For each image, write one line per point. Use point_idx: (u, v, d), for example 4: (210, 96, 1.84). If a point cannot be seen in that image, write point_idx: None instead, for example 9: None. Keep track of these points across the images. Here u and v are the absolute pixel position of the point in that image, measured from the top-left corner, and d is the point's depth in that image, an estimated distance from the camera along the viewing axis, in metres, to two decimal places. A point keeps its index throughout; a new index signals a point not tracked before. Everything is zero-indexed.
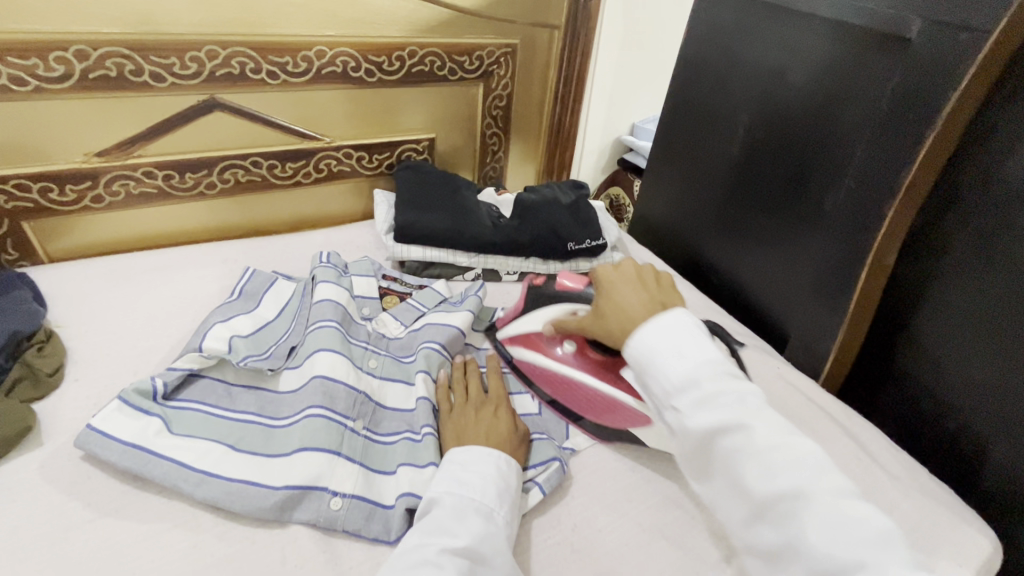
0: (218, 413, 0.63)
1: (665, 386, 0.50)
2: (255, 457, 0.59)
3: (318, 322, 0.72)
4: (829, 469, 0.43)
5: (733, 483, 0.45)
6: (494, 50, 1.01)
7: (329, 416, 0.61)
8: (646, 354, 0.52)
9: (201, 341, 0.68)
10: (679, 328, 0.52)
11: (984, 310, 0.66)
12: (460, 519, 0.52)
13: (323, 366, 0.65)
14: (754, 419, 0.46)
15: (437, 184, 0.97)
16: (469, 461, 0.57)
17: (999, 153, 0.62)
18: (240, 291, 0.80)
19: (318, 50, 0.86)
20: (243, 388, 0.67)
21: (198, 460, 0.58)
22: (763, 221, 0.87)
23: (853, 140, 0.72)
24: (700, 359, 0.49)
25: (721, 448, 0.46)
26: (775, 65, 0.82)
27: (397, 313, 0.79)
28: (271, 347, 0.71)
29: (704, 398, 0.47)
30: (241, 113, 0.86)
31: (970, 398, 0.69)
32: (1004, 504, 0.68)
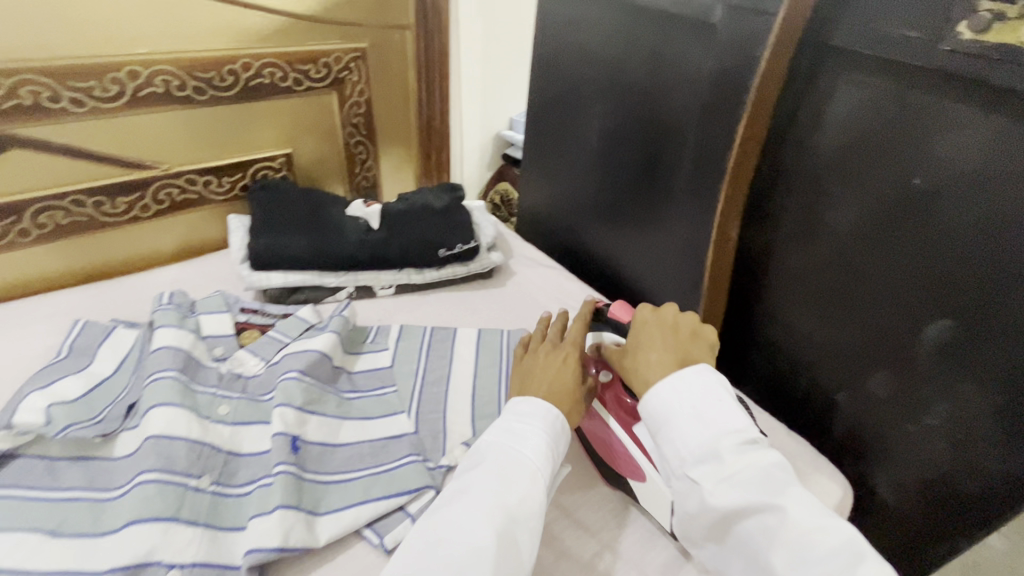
0: (36, 496, 0.56)
1: (682, 454, 0.50)
2: (79, 540, 0.52)
3: (154, 373, 0.65)
4: (865, 557, 0.42)
5: (755, 563, 0.46)
6: (341, 56, 0.96)
7: (165, 479, 0.55)
8: (663, 412, 0.52)
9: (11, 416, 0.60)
10: (697, 388, 0.51)
11: (818, 273, 0.70)
12: (507, 478, 0.51)
13: (160, 422, 0.59)
14: (779, 500, 0.45)
15: (297, 202, 0.91)
16: (527, 414, 0.56)
17: (808, 126, 0.66)
18: (69, 349, 0.71)
19: (130, 70, 0.78)
20: (70, 461, 0.60)
21: (6, 557, 0.50)
22: (627, 207, 0.89)
23: (687, 123, 0.75)
24: (716, 426, 0.49)
25: (743, 529, 0.46)
26: (614, 54, 0.83)
27: (256, 349, 0.74)
28: (103, 409, 0.64)
29: (725, 475, 0.47)
30: (44, 149, 0.76)
31: (817, 355, 0.73)
32: (853, 449, 0.73)
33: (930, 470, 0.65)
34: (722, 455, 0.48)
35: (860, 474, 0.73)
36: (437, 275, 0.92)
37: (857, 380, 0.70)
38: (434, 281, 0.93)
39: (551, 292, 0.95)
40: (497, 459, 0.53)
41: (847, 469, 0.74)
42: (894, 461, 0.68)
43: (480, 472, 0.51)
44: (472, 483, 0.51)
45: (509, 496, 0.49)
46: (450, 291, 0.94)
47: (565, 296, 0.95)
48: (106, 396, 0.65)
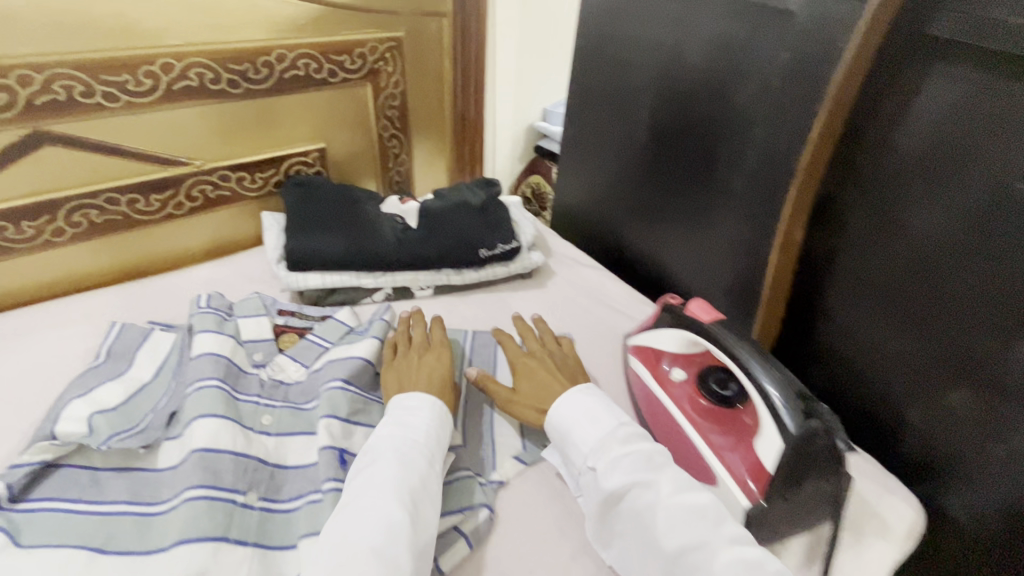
0: (81, 510, 0.54)
1: (581, 450, 0.57)
2: (127, 559, 0.51)
3: (196, 381, 0.62)
4: (726, 519, 0.49)
5: (642, 540, 0.50)
6: (376, 45, 0.92)
7: (212, 495, 0.53)
8: (565, 423, 0.59)
9: (53, 425, 0.58)
10: (587, 398, 0.61)
11: (890, 280, 0.66)
12: (404, 459, 0.54)
13: (204, 434, 0.57)
14: (656, 475, 0.52)
15: (332, 199, 0.88)
16: (413, 407, 0.60)
17: (890, 122, 0.61)
18: (107, 354, 0.69)
19: (164, 63, 0.75)
20: (113, 473, 0.58)
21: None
22: (677, 206, 0.85)
23: (751, 119, 0.70)
24: (607, 426, 0.57)
25: (626, 506, 0.51)
26: (670, 43, 0.78)
27: (295, 354, 0.72)
28: (145, 417, 0.62)
29: (614, 461, 0.54)
30: (78, 145, 0.73)
31: (885, 366, 0.69)
32: (924, 467, 0.68)
33: (1010, 494, 0.60)
34: (611, 444, 0.55)
35: (932, 496, 0.69)
36: (476, 276, 0.89)
37: (932, 396, 0.65)
38: (473, 282, 0.89)
39: (593, 293, 0.91)
40: (391, 441, 0.56)
41: (916, 489, 0.70)
42: (972, 485, 0.64)
43: (382, 452, 0.55)
44: (372, 460, 0.54)
45: (412, 473, 0.53)
46: (488, 291, 0.90)
47: (608, 298, 0.90)
48: (147, 403, 0.63)
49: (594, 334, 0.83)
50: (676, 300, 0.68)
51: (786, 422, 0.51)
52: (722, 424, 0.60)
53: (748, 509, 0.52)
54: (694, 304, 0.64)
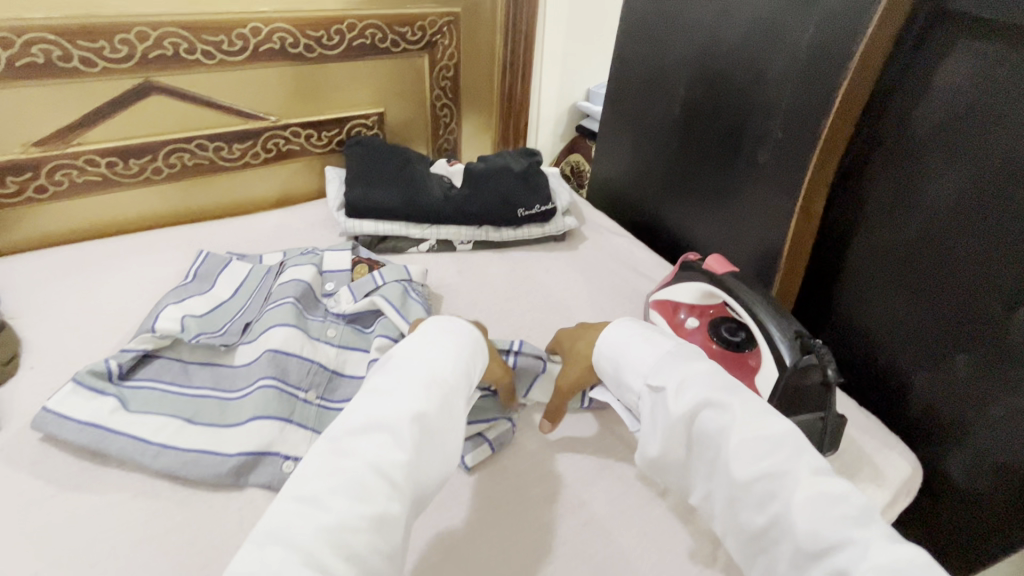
0: (175, 390, 0.65)
1: (639, 372, 0.58)
2: (210, 428, 0.61)
3: (276, 300, 0.73)
4: (806, 450, 0.47)
5: (716, 460, 0.49)
6: (435, 19, 1.01)
7: (280, 387, 0.63)
8: (620, 347, 0.62)
9: (154, 321, 0.69)
10: (638, 330, 0.62)
11: (907, 249, 0.69)
12: (427, 389, 0.49)
13: (279, 336, 0.67)
14: (734, 398, 0.51)
15: (387, 156, 0.98)
16: (453, 332, 0.57)
17: (913, 97, 0.64)
18: (194, 275, 0.80)
19: (253, 27, 0.85)
20: (199, 365, 0.69)
21: (153, 435, 0.60)
22: (705, 178, 0.89)
23: (780, 93, 0.75)
24: (666, 349, 0.58)
25: (698, 426, 0.51)
26: (708, 20, 0.83)
27: (354, 287, 0.76)
28: (226, 324, 0.72)
29: (682, 383, 0.53)
30: (179, 95, 0.85)
31: (896, 333, 0.72)
32: (928, 431, 0.71)
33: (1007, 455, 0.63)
34: (675, 364, 0.55)
35: (934, 458, 0.72)
36: (513, 234, 0.97)
37: (938, 361, 0.68)
38: (510, 239, 0.97)
39: (621, 258, 0.98)
40: (416, 368, 0.51)
41: (918, 452, 0.73)
42: (970, 447, 0.67)
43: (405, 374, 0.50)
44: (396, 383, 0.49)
45: (435, 408, 0.48)
46: (522, 249, 0.98)
47: (634, 263, 0.96)
48: (226, 314, 0.74)
49: (618, 293, 0.89)
50: (695, 257, 0.74)
51: (784, 355, 0.56)
52: (731, 368, 0.66)
53: None
54: (712, 259, 0.69)
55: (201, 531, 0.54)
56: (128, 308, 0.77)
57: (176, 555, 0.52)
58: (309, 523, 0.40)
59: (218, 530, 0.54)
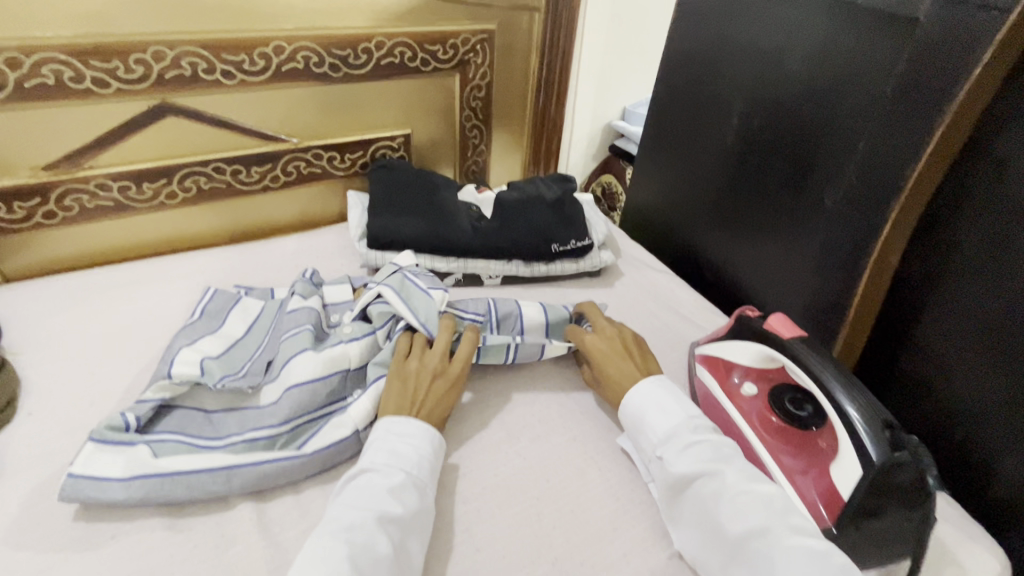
0: (201, 441, 0.59)
1: (652, 439, 0.58)
2: (266, 462, 0.57)
3: (292, 329, 0.68)
4: (790, 512, 0.49)
5: (704, 521, 0.51)
6: (468, 37, 0.94)
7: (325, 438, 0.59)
8: (638, 411, 0.60)
9: (170, 367, 0.63)
10: (662, 388, 0.62)
11: (1000, 317, 0.60)
12: (393, 489, 0.51)
13: (308, 363, 0.63)
14: (724, 466, 0.53)
15: (414, 183, 0.92)
16: (408, 433, 0.56)
17: (1017, 145, 0.55)
18: (201, 312, 0.73)
19: (276, 46, 0.80)
20: (222, 412, 0.63)
21: (213, 462, 0.56)
22: (760, 217, 0.82)
23: (855, 132, 0.67)
24: (677, 417, 0.58)
25: (693, 492, 0.52)
26: (770, 46, 0.75)
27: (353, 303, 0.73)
28: (245, 365, 0.66)
29: (682, 447, 0.55)
30: (196, 117, 0.80)
31: (981, 409, 0.64)
32: (1020, 520, 0.62)
33: None
34: (680, 434, 0.56)
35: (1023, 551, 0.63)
36: (546, 269, 0.90)
37: None
38: (542, 275, 0.91)
39: (660, 297, 0.90)
40: (386, 474, 0.52)
41: (1004, 540, 0.65)
42: None
43: (374, 482, 0.52)
44: (360, 488, 0.51)
45: (408, 504, 0.51)
46: (554, 285, 0.91)
47: (676, 304, 0.89)
48: (244, 354, 0.68)
49: (660, 339, 0.81)
50: (753, 313, 0.66)
51: (869, 450, 0.48)
52: (797, 447, 0.58)
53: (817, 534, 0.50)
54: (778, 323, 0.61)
55: None
56: (136, 345, 0.72)
57: None
58: None
59: None
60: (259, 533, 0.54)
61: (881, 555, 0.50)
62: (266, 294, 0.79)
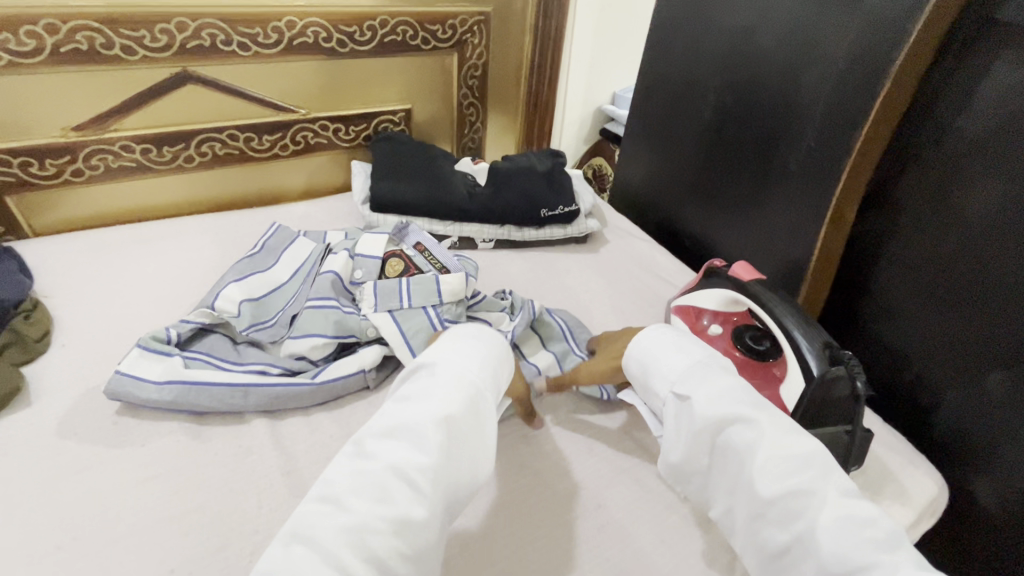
0: (227, 363, 0.66)
1: (666, 381, 0.56)
2: (278, 386, 0.64)
3: (316, 298, 0.72)
4: (835, 468, 0.45)
5: (731, 470, 0.48)
6: (466, 18, 1.01)
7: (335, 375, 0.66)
8: (645, 357, 0.59)
9: (213, 300, 0.71)
10: (670, 334, 0.60)
11: (941, 265, 0.67)
12: (452, 394, 0.48)
13: (324, 321, 0.70)
14: (758, 413, 0.49)
15: (414, 152, 0.99)
16: (473, 341, 0.55)
17: (954, 106, 0.62)
18: (262, 247, 0.81)
19: (289, 21, 0.86)
20: (247, 344, 0.70)
21: (234, 379, 0.63)
22: (733, 184, 0.88)
23: (814, 100, 0.74)
24: (695, 360, 0.56)
25: (722, 440, 0.49)
26: (742, 26, 0.82)
27: (379, 293, 0.73)
28: (274, 317, 0.72)
29: (710, 394, 0.51)
30: (213, 86, 0.87)
31: (925, 350, 0.71)
32: (959, 450, 0.69)
33: None
34: (703, 377, 0.53)
35: (961, 478, 0.70)
36: (536, 234, 0.97)
37: (970, 379, 0.66)
38: (533, 239, 0.97)
39: (643, 262, 0.97)
40: (442, 378, 0.50)
41: (944, 471, 0.72)
42: (1002, 468, 0.65)
43: (432, 384, 0.49)
44: (415, 395, 0.48)
45: (462, 410, 0.48)
46: (543, 250, 0.98)
47: (656, 268, 0.95)
48: (277, 304, 0.74)
49: (639, 296, 0.88)
50: (722, 264, 0.74)
51: (810, 364, 0.55)
52: (755, 376, 0.65)
53: None
54: (740, 268, 0.68)
55: (223, 511, 0.54)
56: (157, 290, 0.79)
57: (198, 534, 0.52)
58: (332, 522, 0.40)
59: (239, 513, 0.55)
60: (272, 445, 0.61)
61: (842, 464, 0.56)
62: (321, 237, 0.85)
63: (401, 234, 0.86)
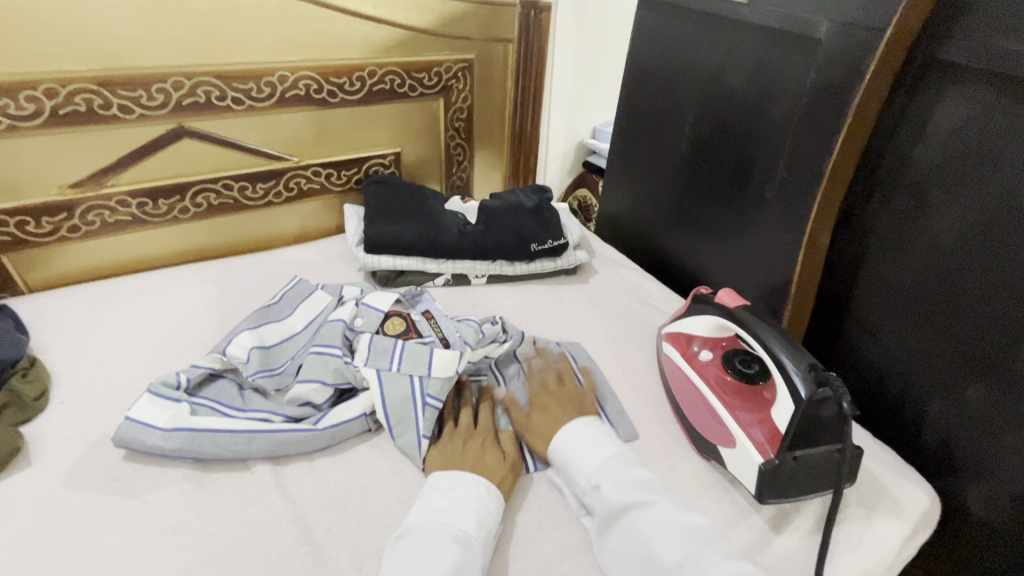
0: (232, 410, 0.67)
1: (585, 470, 0.60)
2: (280, 433, 0.64)
3: (323, 343, 0.72)
4: (720, 538, 0.54)
5: (636, 549, 0.53)
6: (451, 66, 1.06)
7: (339, 422, 0.66)
8: (563, 451, 0.62)
9: (226, 345, 0.72)
10: (588, 427, 0.65)
11: (913, 285, 0.71)
12: (438, 551, 0.52)
13: (328, 364, 0.69)
14: (657, 500, 0.56)
15: (404, 194, 1.01)
16: (449, 489, 0.58)
17: (912, 137, 0.67)
18: (281, 297, 0.83)
19: (281, 75, 0.90)
20: (253, 391, 0.71)
21: (238, 425, 0.64)
22: (714, 212, 0.92)
23: (783, 134, 0.78)
24: (607, 451, 0.62)
25: (624, 523, 0.55)
26: (711, 67, 0.88)
27: (373, 349, 0.71)
28: (284, 364, 0.74)
29: (616, 481, 0.58)
30: (209, 139, 0.89)
31: (906, 365, 0.74)
32: (946, 461, 0.71)
33: None
34: (616, 467, 0.59)
35: (950, 487, 0.72)
36: (526, 268, 1.00)
37: (951, 392, 0.69)
38: (524, 273, 1.00)
39: (632, 291, 1.00)
40: (426, 536, 0.54)
41: (936, 482, 0.73)
42: (989, 476, 0.67)
43: (418, 543, 0.53)
44: (401, 563, 0.51)
45: (449, 558, 0.51)
46: (534, 283, 1.00)
47: (644, 295, 0.98)
48: (290, 350, 0.76)
49: (630, 325, 0.91)
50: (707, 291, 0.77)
51: (799, 389, 0.57)
52: (746, 398, 0.66)
53: (761, 465, 0.59)
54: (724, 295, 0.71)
55: (230, 564, 0.54)
56: (155, 342, 0.79)
57: None
58: None
59: (247, 564, 0.54)
60: (277, 492, 0.61)
61: (805, 487, 0.59)
62: (336, 290, 0.84)
63: (412, 300, 0.85)
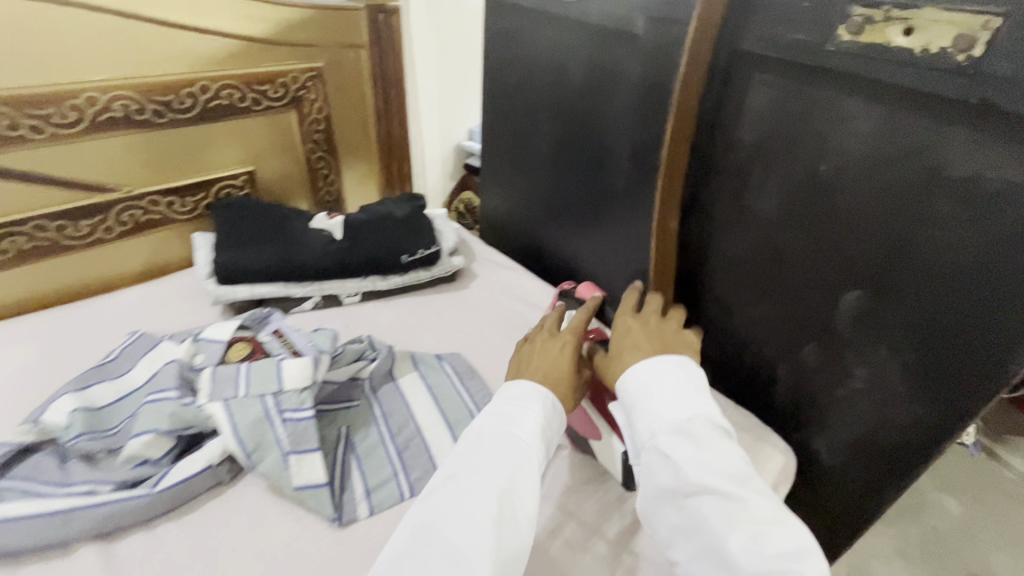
0: (47, 487, 0.57)
1: (654, 425, 0.51)
2: (106, 505, 0.56)
3: (155, 392, 0.65)
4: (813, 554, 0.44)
5: (704, 537, 0.46)
6: (298, 75, 1.00)
7: (185, 477, 0.60)
8: (642, 390, 0.54)
9: (40, 414, 0.63)
10: (673, 371, 0.54)
11: (751, 258, 0.75)
12: (505, 462, 0.49)
13: (162, 412, 0.62)
14: (746, 494, 0.46)
15: (261, 215, 0.94)
16: (519, 397, 0.55)
17: (730, 122, 0.71)
18: (119, 353, 0.74)
19: (89, 97, 0.80)
20: (79, 460, 0.61)
21: (52, 505, 0.56)
22: (579, 206, 0.94)
23: (624, 127, 0.81)
24: (692, 413, 0.51)
25: (694, 503, 0.47)
26: (556, 64, 0.89)
27: (215, 380, 0.65)
28: (119, 424, 0.65)
29: (693, 454, 0.48)
30: (5, 176, 0.78)
31: (756, 333, 0.79)
32: (797, 417, 0.77)
33: (861, 430, 0.70)
34: (694, 436, 0.49)
35: (803, 442, 0.78)
36: (400, 281, 0.96)
37: (794, 353, 0.74)
38: (398, 286, 0.97)
39: (512, 291, 0.99)
40: (491, 444, 0.51)
41: (793, 438, 0.79)
42: (830, 425, 0.73)
43: (482, 450, 0.51)
44: (465, 471, 0.49)
45: (510, 470, 0.49)
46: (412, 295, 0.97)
47: (524, 294, 0.98)
48: (126, 409, 0.66)
49: (510, 326, 0.90)
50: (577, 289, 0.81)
51: None
52: None
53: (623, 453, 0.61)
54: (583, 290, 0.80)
55: None
56: None
57: None
58: None
59: None
60: (107, 572, 0.54)
61: None
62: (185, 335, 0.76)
63: (260, 322, 0.78)
